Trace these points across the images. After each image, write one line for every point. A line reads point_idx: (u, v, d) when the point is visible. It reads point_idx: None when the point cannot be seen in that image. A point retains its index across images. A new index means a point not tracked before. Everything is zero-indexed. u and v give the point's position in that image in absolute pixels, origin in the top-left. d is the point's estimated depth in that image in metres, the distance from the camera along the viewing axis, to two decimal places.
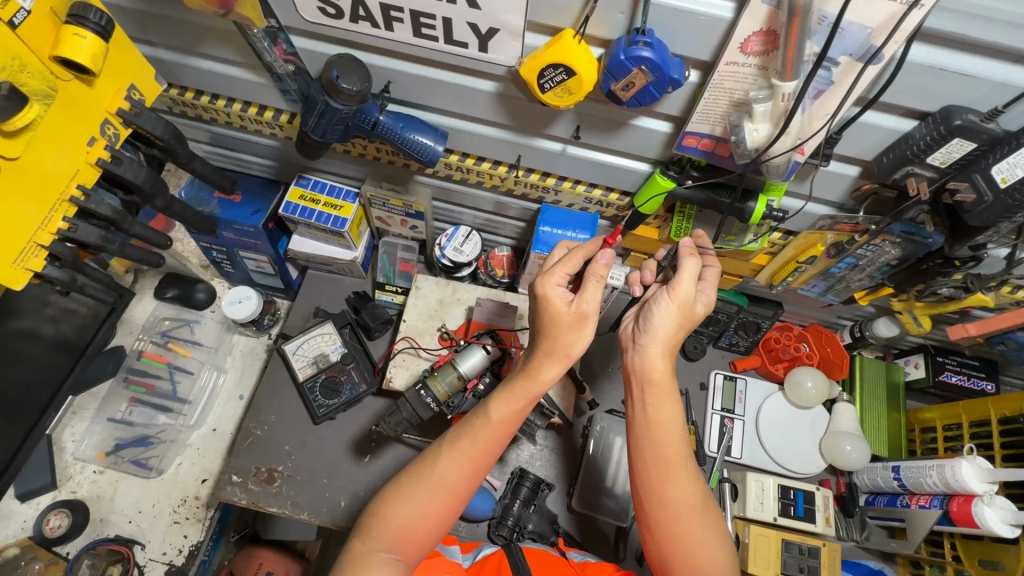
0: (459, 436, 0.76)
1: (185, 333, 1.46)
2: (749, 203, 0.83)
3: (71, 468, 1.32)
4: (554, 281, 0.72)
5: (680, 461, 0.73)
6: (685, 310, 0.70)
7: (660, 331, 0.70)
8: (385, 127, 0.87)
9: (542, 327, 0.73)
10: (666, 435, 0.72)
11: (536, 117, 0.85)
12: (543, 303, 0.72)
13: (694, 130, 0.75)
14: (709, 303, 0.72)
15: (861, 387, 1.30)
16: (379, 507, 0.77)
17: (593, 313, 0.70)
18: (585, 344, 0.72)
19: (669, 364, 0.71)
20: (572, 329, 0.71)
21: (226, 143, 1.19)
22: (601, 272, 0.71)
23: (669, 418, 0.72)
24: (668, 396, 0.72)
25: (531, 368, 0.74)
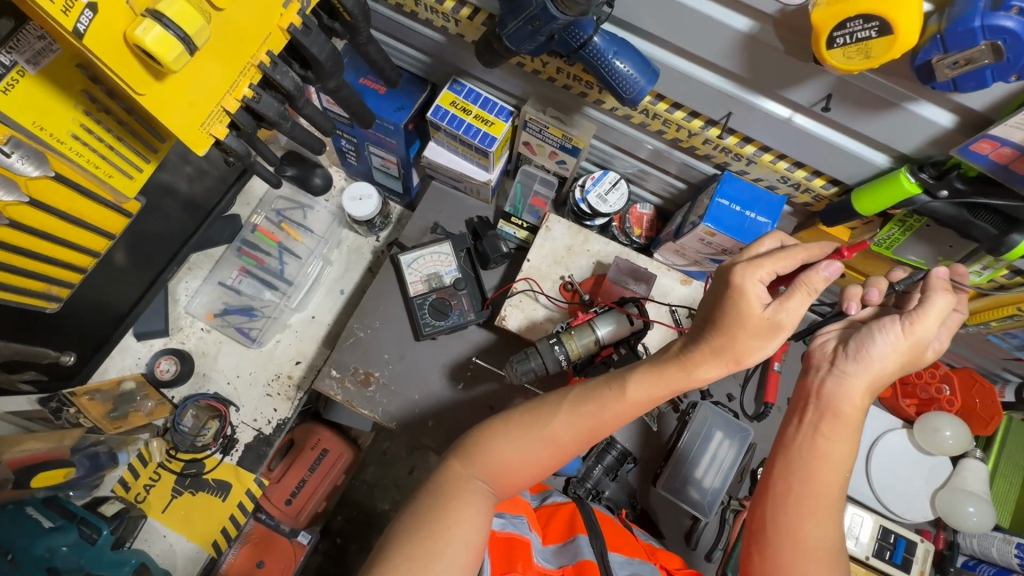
0: (586, 402, 0.77)
1: (298, 217, 1.45)
2: (1013, 235, 0.68)
3: (183, 320, 1.38)
4: (758, 276, 0.71)
5: (832, 503, 0.68)
6: (915, 350, 0.65)
7: (874, 361, 0.67)
8: (594, 48, 0.74)
9: (725, 322, 0.72)
10: (829, 471, 0.68)
11: (781, 73, 0.70)
12: (737, 294, 0.71)
13: (1000, 134, 0.59)
14: (939, 349, 0.68)
15: (1000, 449, 1.17)
16: (486, 438, 0.79)
17: (786, 325, 0.70)
18: (760, 355, 0.72)
19: (863, 399, 0.68)
20: (758, 336, 0.71)
21: (385, 27, 1.08)
22: (814, 285, 0.68)
23: (842, 454, 0.68)
24: (849, 432, 0.68)
25: (701, 352, 0.74)
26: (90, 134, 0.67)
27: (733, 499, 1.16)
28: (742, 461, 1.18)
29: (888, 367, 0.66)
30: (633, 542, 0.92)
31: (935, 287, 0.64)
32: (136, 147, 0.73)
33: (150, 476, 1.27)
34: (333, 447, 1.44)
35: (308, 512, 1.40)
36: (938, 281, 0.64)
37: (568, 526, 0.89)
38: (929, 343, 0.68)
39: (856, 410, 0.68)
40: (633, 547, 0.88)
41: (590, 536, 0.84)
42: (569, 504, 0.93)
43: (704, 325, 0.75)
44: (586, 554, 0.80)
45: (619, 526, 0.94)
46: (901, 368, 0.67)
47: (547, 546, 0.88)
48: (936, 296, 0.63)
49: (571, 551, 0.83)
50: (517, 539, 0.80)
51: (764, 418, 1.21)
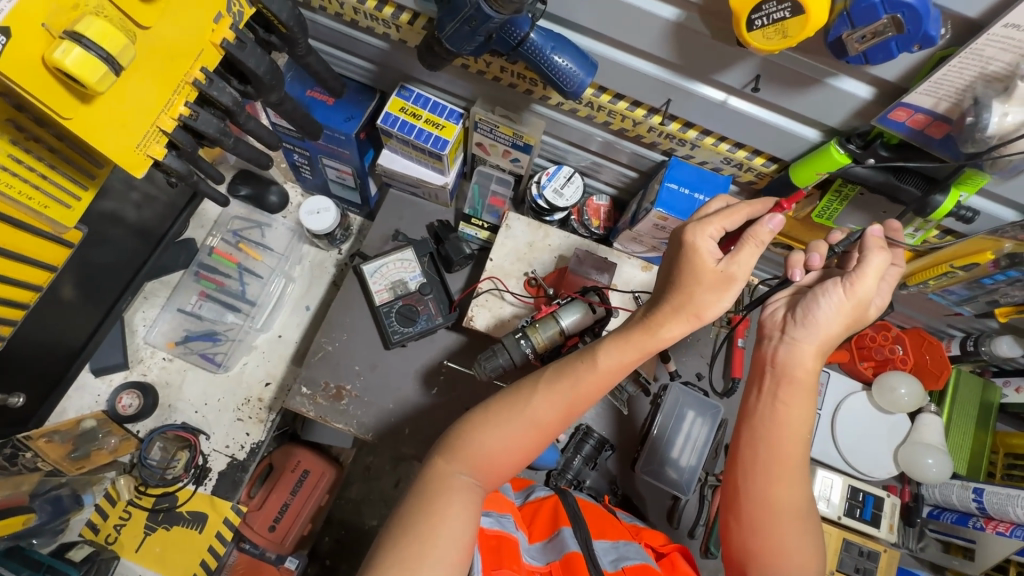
0: (559, 378, 0.78)
1: (255, 236, 1.41)
2: (936, 196, 0.73)
3: (142, 351, 1.34)
4: (708, 233, 0.74)
5: (796, 463, 0.71)
6: (857, 310, 0.69)
7: (822, 324, 0.70)
8: (532, 45, 0.76)
9: (681, 278, 0.75)
10: (789, 433, 0.71)
11: (711, 58, 0.73)
12: (690, 252, 0.74)
13: (913, 102, 0.63)
14: (880, 304, 0.71)
15: (952, 401, 1.23)
16: (466, 431, 0.78)
17: (739, 276, 0.72)
18: (717, 309, 0.74)
19: (816, 362, 0.71)
20: (713, 289, 0.73)
21: (327, 37, 1.07)
22: (760, 237, 0.72)
23: (801, 416, 0.71)
24: (806, 396, 0.71)
25: (664, 315, 0.76)
26: (20, 165, 0.65)
27: (710, 474, 1.19)
28: (715, 438, 1.21)
29: (835, 329, 0.70)
30: (616, 523, 0.92)
31: (873, 244, 0.67)
32: (70, 174, 0.71)
33: (120, 514, 1.23)
34: (314, 466, 1.38)
35: (293, 537, 1.34)
36: (876, 238, 0.67)
37: (552, 519, 0.87)
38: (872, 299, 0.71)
39: (809, 373, 0.71)
40: (616, 531, 0.88)
41: (574, 529, 0.83)
42: (552, 497, 0.91)
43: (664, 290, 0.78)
44: (571, 546, 0.79)
45: (601, 510, 0.94)
46: (847, 328, 0.70)
47: (534, 543, 0.85)
48: (873, 254, 0.66)
49: (557, 545, 0.81)
50: (504, 538, 0.77)
51: (732, 394, 1.25)
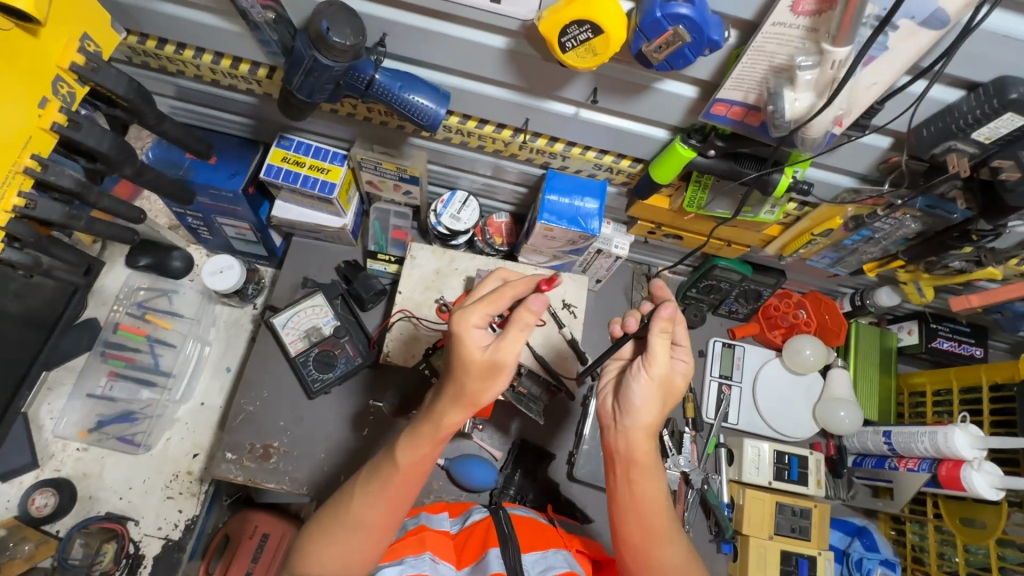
0: (371, 481, 0.79)
1: (163, 304, 1.37)
2: (773, 175, 0.79)
3: (53, 446, 1.26)
4: (474, 322, 0.72)
5: (671, 530, 0.75)
6: (666, 382, 0.75)
7: (642, 408, 0.75)
8: (380, 86, 0.78)
9: (453, 369, 0.72)
10: (654, 505, 0.75)
11: (549, 78, 0.77)
12: (457, 345, 0.71)
13: (726, 97, 0.69)
14: (685, 372, 0.78)
15: (856, 353, 1.32)
16: (303, 546, 0.80)
17: (507, 362, 0.70)
18: (491, 394, 0.73)
19: (650, 438, 0.76)
20: (483, 377, 0.71)
21: (195, 98, 1.06)
22: (525, 320, 0.70)
23: (659, 490, 0.76)
24: (657, 470, 0.76)
25: (451, 402, 0.74)
26: None
27: None
28: None
29: (653, 408, 0.75)
30: (551, 535, 0.93)
31: (666, 322, 0.73)
32: None
33: None
34: (273, 529, 1.30)
35: None
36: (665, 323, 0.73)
37: (482, 542, 0.85)
38: (677, 368, 0.78)
39: (648, 452, 0.75)
40: (547, 541, 0.88)
41: (502, 547, 0.82)
42: (484, 518, 0.90)
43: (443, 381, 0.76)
44: (495, 567, 0.78)
45: (535, 523, 0.94)
46: (664, 401, 0.77)
47: (462, 569, 0.83)
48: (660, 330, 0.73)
49: (481, 568, 0.79)
50: (419, 575, 0.75)
51: None
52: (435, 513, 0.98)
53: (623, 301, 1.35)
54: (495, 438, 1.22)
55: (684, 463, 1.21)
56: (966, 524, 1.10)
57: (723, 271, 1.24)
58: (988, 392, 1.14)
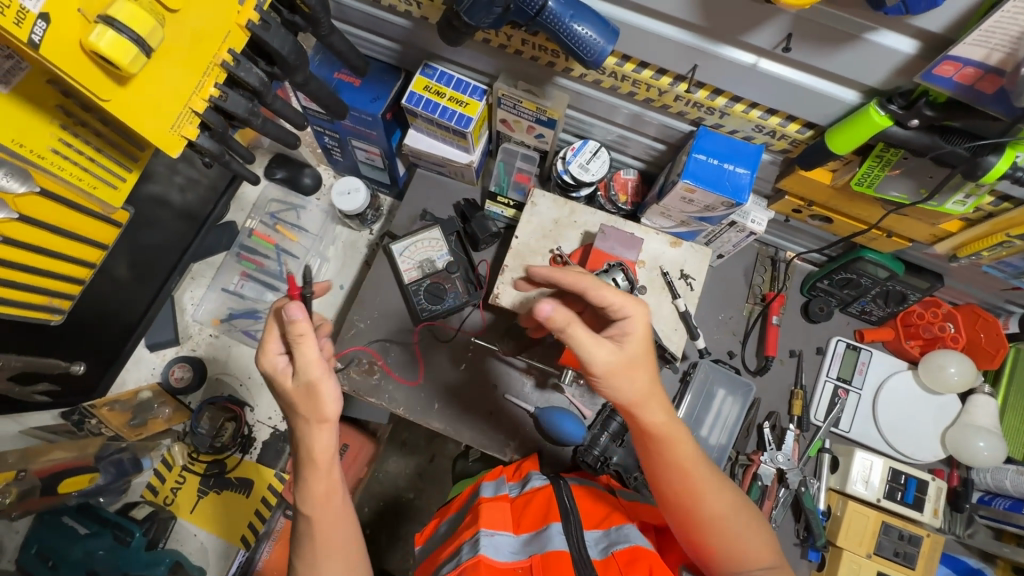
0: (301, 535, 0.78)
1: (292, 218, 1.47)
2: (988, 157, 0.67)
3: (191, 328, 1.42)
4: (273, 350, 0.79)
5: (711, 481, 0.78)
6: (633, 363, 0.77)
7: (636, 391, 0.77)
8: (551, 14, 0.74)
9: (291, 405, 0.78)
10: (693, 472, 0.77)
11: (738, 18, 0.69)
12: (274, 376, 0.78)
13: (962, 54, 0.58)
14: (641, 328, 0.78)
15: (1008, 381, 1.16)
16: None
17: (315, 377, 0.75)
18: (332, 403, 0.76)
19: (665, 413, 0.79)
20: (306, 400, 0.76)
21: (353, 18, 1.09)
22: (299, 330, 0.73)
23: (691, 454, 0.78)
24: (682, 436, 0.79)
25: (323, 428, 0.76)
26: (69, 148, 0.70)
27: (742, 454, 1.17)
28: (748, 417, 1.18)
29: (654, 388, 0.79)
30: (610, 503, 0.90)
31: (569, 319, 0.74)
32: (116, 157, 0.77)
33: (176, 479, 1.32)
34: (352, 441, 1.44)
35: None
36: (575, 317, 0.75)
37: (543, 512, 0.84)
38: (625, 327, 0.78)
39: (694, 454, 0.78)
40: (610, 518, 0.85)
41: (562, 523, 0.80)
42: (545, 488, 0.88)
43: (295, 420, 0.78)
44: (557, 545, 0.76)
45: (593, 495, 0.91)
46: (651, 375, 0.79)
47: (520, 537, 0.83)
48: (575, 322, 0.74)
49: (542, 542, 0.79)
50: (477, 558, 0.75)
51: (766, 372, 1.22)
52: (495, 479, 0.98)
53: (742, 281, 1.27)
54: (585, 396, 1.22)
55: (782, 460, 1.15)
56: None
57: (869, 262, 1.13)
58: None
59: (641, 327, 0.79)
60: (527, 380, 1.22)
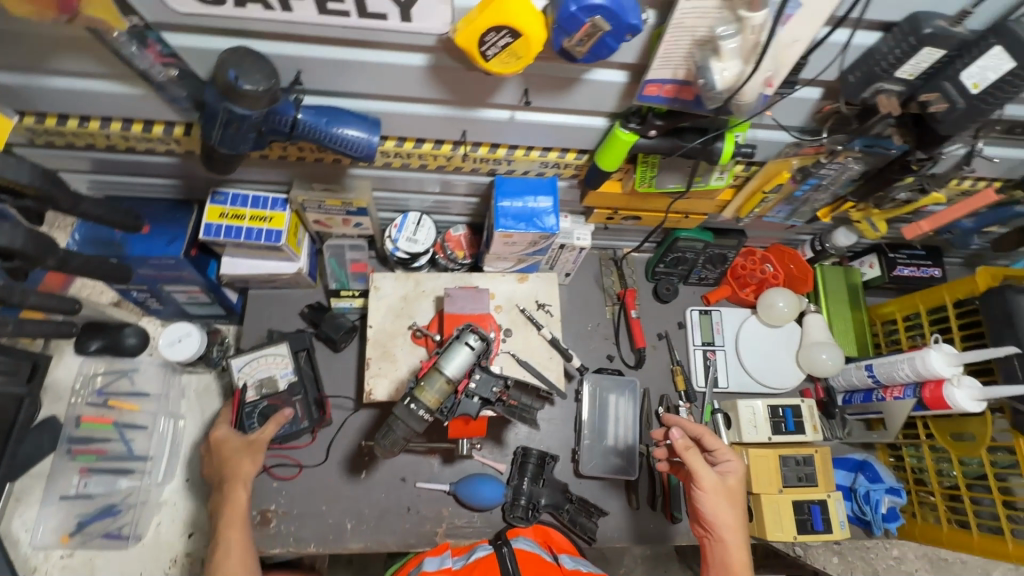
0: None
1: (125, 385, 1.28)
2: (716, 144, 0.80)
3: (34, 559, 1.19)
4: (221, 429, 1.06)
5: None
6: (732, 492, 0.92)
7: (719, 517, 0.90)
8: (306, 126, 0.74)
9: (224, 459, 1.03)
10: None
11: (478, 87, 0.74)
12: (217, 448, 1.04)
13: (656, 77, 0.68)
14: (736, 474, 0.93)
15: (826, 296, 1.35)
16: None
17: (258, 439, 1.03)
18: (252, 466, 1.01)
19: (735, 545, 0.89)
20: (247, 453, 1.02)
21: (115, 167, 1.01)
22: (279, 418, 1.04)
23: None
24: (741, 561, 0.88)
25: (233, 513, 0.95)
26: None
27: (651, 446, 1.24)
28: (644, 409, 1.26)
29: (733, 519, 0.90)
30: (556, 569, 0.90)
31: (690, 453, 0.91)
32: None
33: None
34: None
35: None
36: (692, 453, 0.92)
37: None
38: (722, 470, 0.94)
39: (742, 564, 0.88)
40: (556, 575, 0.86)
41: None
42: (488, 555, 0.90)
43: (221, 510, 0.97)
44: None
45: (538, 558, 0.93)
46: (738, 512, 0.92)
47: None
48: (692, 456, 0.91)
49: None
50: None
51: (644, 363, 1.31)
52: (438, 555, 0.98)
53: (597, 289, 1.36)
54: (494, 452, 1.21)
55: None
56: (957, 439, 1.13)
57: (685, 241, 1.25)
58: (953, 310, 1.16)
59: (739, 474, 0.94)
60: (433, 459, 1.18)
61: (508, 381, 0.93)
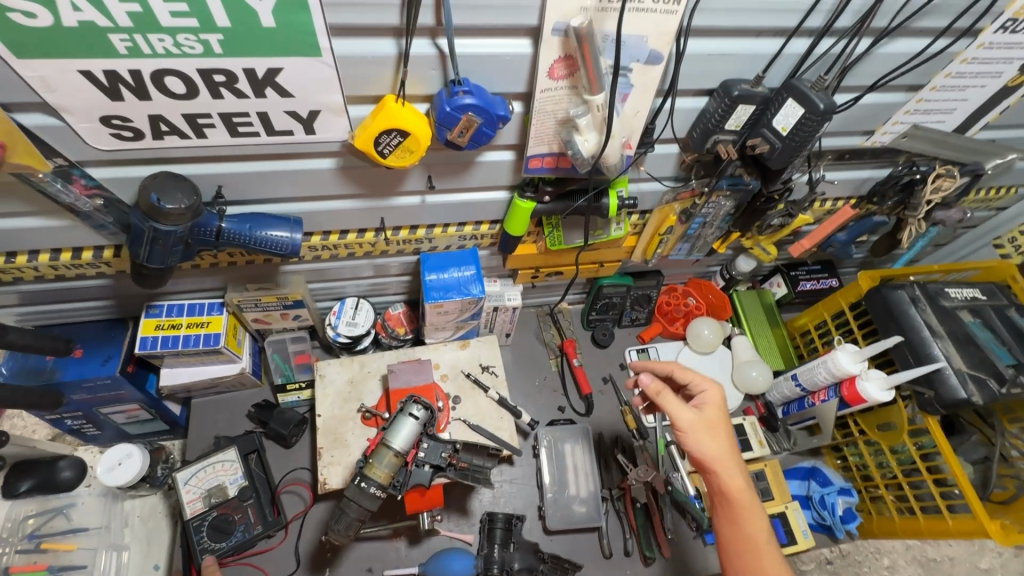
0: None
1: (60, 524, 1.20)
2: (603, 199, 0.90)
3: None
4: None
5: (761, 540, 0.81)
6: (713, 424, 0.85)
7: (708, 452, 0.83)
8: (230, 233, 0.81)
9: None
10: (733, 531, 0.84)
11: (387, 179, 0.84)
12: None
13: (535, 153, 0.80)
14: (714, 403, 0.87)
15: (746, 318, 1.46)
16: None
17: None
18: None
19: (730, 473, 0.82)
20: None
21: (45, 297, 1.02)
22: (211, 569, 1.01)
23: (748, 516, 0.82)
24: (743, 494, 0.83)
25: None
26: None
27: (614, 489, 1.25)
28: (601, 454, 1.29)
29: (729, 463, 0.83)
30: None
31: (662, 392, 0.84)
32: None
33: None
34: None
35: None
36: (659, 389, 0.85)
37: None
38: (702, 402, 0.88)
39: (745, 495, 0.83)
40: None
41: None
42: None
43: None
44: None
45: None
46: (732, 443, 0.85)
47: None
48: (662, 394, 0.85)
49: None
50: None
51: (594, 408, 1.35)
52: None
53: (539, 344, 1.43)
54: (461, 524, 1.20)
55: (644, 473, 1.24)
56: (884, 429, 1.21)
57: (610, 288, 1.36)
58: (851, 314, 1.29)
59: (717, 400, 0.87)
60: (399, 542, 1.15)
61: (456, 445, 0.96)
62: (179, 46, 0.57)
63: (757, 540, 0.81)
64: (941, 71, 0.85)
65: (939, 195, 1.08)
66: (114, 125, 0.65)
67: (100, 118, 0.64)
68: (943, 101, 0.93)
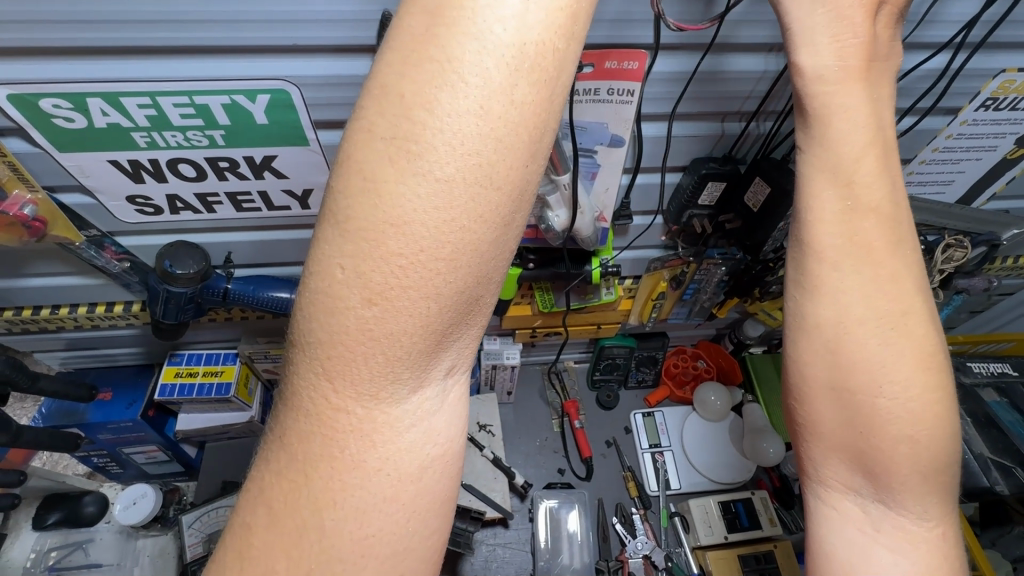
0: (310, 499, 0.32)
1: (78, 558, 1.27)
2: (586, 265, 0.93)
3: None
4: None
5: (884, 361, 0.42)
6: (841, 119, 0.45)
7: (844, 243, 0.44)
8: (235, 293, 0.86)
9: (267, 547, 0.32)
10: (838, 306, 0.44)
11: None
12: None
13: None
14: None
15: (759, 383, 1.37)
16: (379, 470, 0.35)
17: None
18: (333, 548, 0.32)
19: (864, 231, 0.43)
20: None
21: (85, 344, 1.14)
22: None
23: (876, 297, 0.43)
24: (871, 282, 0.43)
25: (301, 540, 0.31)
26: None
27: (610, 560, 1.18)
28: (599, 521, 1.24)
29: (872, 176, 0.44)
30: None
31: None
32: None
33: None
34: None
35: None
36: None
37: None
38: None
39: (870, 185, 0.44)
40: None
41: None
42: None
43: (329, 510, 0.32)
44: None
45: None
46: (891, 226, 0.44)
47: None
48: None
49: None
50: None
51: (594, 473, 1.31)
52: None
53: (540, 402, 1.43)
54: None
55: (643, 546, 1.20)
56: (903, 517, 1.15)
57: (610, 347, 1.35)
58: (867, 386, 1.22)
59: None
60: None
61: None
62: (189, 140, 0.67)
63: (904, 410, 0.41)
64: (927, 146, 0.84)
65: (952, 265, 0.97)
66: (138, 203, 0.76)
67: (127, 197, 0.75)
68: (939, 173, 0.91)
